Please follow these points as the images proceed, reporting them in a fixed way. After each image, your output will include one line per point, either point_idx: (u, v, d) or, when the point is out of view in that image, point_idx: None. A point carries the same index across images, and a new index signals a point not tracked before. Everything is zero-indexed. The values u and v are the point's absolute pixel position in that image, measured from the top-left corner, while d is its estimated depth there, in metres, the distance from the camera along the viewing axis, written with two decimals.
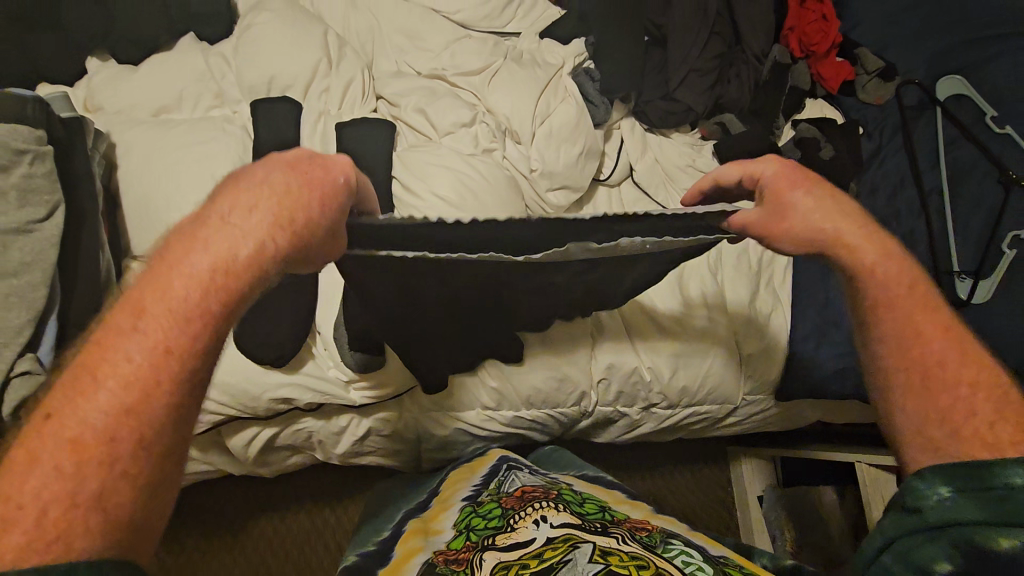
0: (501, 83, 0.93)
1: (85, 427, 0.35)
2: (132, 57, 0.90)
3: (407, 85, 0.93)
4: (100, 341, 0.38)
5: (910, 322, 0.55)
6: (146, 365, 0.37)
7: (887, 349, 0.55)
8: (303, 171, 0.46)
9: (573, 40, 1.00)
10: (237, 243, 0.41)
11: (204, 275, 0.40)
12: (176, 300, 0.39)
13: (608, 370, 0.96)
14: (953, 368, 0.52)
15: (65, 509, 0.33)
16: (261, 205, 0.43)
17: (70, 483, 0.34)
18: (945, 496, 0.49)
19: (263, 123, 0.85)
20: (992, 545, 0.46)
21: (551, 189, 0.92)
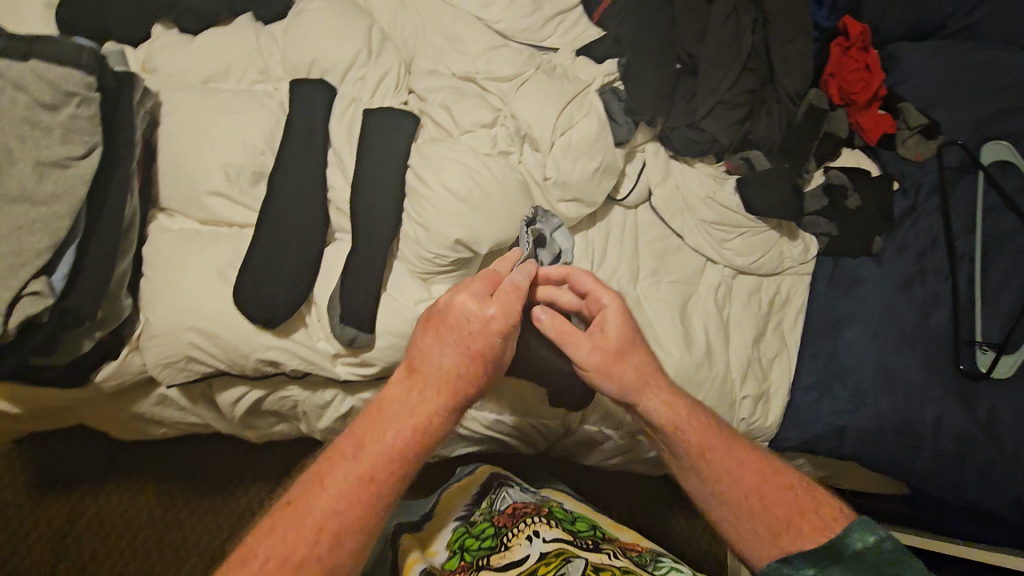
0: (528, 92, 0.95)
1: (332, 505, 0.60)
2: (192, 27, 0.97)
3: (436, 82, 0.96)
4: (335, 459, 0.63)
5: (712, 462, 0.65)
6: (362, 467, 0.62)
7: (719, 480, 0.64)
8: (447, 329, 0.67)
9: (607, 59, 1.01)
10: (406, 412, 0.65)
11: (420, 421, 0.65)
12: (397, 428, 0.65)
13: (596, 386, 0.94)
14: (778, 484, 0.63)
15: (303, 532, 0.59)
16: (426, 413, 0.66)
17: (310, 537, 0.59)
18: (812, 574, 0.56)
19: (298, 103, 0.90)
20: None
21: (562, 199, 0.94)
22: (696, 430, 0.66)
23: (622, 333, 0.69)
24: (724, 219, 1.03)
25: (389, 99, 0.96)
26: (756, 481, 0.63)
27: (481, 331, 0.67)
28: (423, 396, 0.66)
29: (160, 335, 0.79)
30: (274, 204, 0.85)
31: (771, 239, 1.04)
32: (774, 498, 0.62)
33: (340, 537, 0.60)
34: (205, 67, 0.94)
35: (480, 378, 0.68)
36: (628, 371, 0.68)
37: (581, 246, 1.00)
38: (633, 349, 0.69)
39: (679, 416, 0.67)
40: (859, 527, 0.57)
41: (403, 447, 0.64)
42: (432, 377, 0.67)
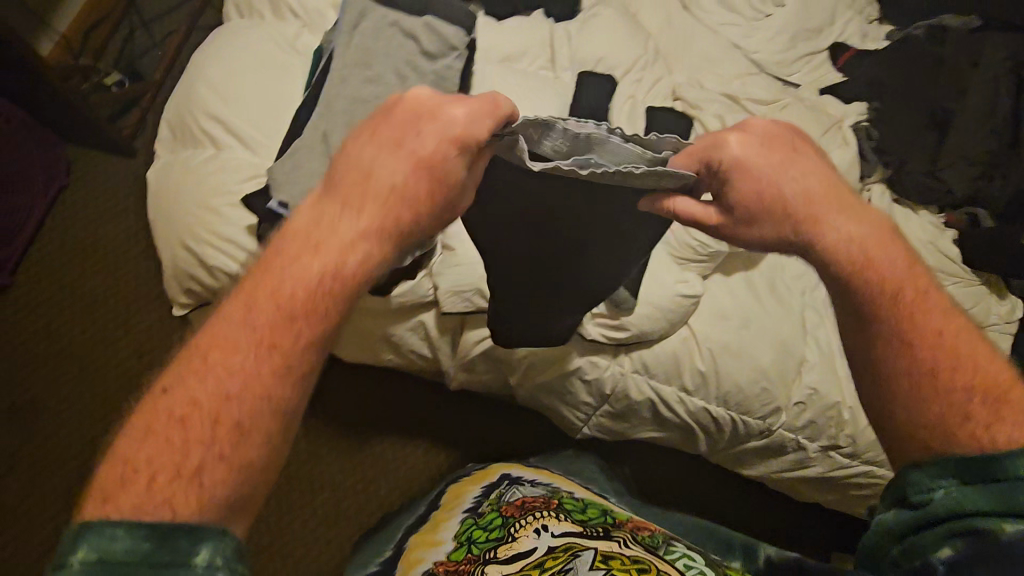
0: (789, 115, 1.04)
1: (230, 386, 0.43)
2: (498, 13, 1.10)
3: (708, 95, 1.07)
4: (223, 322, 0.46)
5: (906, 308, 0.55)
6: (260, 324, 0.45)
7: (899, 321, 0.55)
8: (401, 130, 0.54)
9: (855, 101, 1.11)
10: (321, 246, 0.49)
11: (339, 249, 0.49)
12: (306, 271, 0.48)
13: (810, 395, 0.99)
14: (970, 349, 0.52)
15: (196, 417, 0.42)
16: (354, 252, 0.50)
17: (207, 431, 0.42)
18: (948, 487, 0.46)
19: (588, 91, 1.01)
20: (995, 529, 0.42)
21: None
22: (886, 259, 0.58)
23: (757, 149, 0.63)
24: (943, 266, 1.06)
25: (659, 101, 1.05)
26: (943, 323, 0.54)
27: (429, 135, 0.54)
28: (351, 220, 0.51)
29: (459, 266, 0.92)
30: None
31: (982, 294, 1.07)
32: (968, 369, 0.51)
33: (245, 426, 0.43)
34: (506, 48, 1.06)
35: (428, 204, 0.54)
36: (780, 186, 0.62)
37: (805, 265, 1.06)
38: (797, 160, 0.64)
39: (864, 238, 0.60)
40: None
41: (327, 295, 0.48)
42: (360, 193, 0.52)
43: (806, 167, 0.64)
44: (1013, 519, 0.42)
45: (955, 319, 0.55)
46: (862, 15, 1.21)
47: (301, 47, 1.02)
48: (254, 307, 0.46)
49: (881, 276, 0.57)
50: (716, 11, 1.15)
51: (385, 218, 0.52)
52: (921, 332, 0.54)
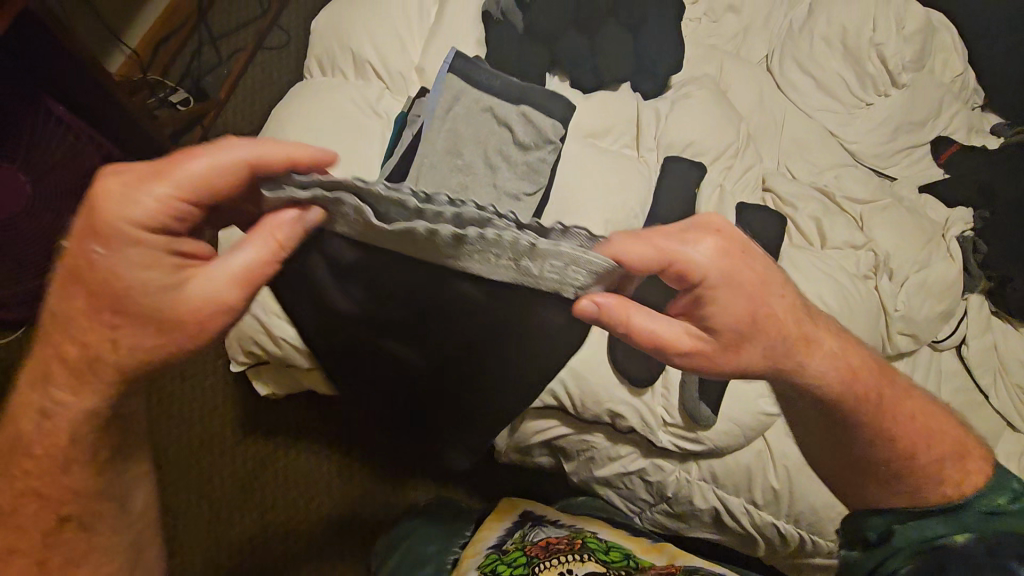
0: (890, 220, 0.97)
1: (37, 489, 0.53)
2: (585, 83, 1.02)
3: (801, 190, 0.99)
4: (24, 425, 0.53)
5: (889, 402, 0.63)
6: (58, 426, 0.53)
7: (888, 419, 0.63)
8: (120, 207, 0.49)
9: (959, 206, 1.03)
10: (107, 315, 0.50)
11: (129, 344, 0.50)
12: (84, 369, 0.51)
13: None
14: (931, 424, 0.65)
15: (21, 512, 0.53)
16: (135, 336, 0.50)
17: (32, 517, 0.53)
18: (899, 522, 0.62)
19: (677, 181, 0.96)
20: (948, 542, 0.58)
21: (901, 333, 0.93)
22: (864, 367, 0.63)
23: (729, 255, 0.57)
24: None
25: (748, 193, 1.00)
26: (918, 414, 0.65)
27: (147, 209, 0.49)
28: (89, 296, 0.49)
29: None
30: None
31: None
32: (937, 439, 0.64)
33: (61, 515, 0.54)
34: (591, 124, 1.00)
35: (158, 280, 0.50)
36: (772, 305, 0.59)
37: None
38: (750, 270, 0.57)
39: (848, 353, 0.63)
40: (985, 493, 0.60)
41: (108, 381, 0.52)
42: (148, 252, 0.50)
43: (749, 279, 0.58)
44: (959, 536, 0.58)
45: (918, 398, 0.67)
46: (967, 106, 1.14)
47: (381, 110, 0.99)
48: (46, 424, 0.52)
49: (869, 372, 0.63)
50: (813, 95, 1.09)
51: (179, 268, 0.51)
52: (902, 424, 0.63)
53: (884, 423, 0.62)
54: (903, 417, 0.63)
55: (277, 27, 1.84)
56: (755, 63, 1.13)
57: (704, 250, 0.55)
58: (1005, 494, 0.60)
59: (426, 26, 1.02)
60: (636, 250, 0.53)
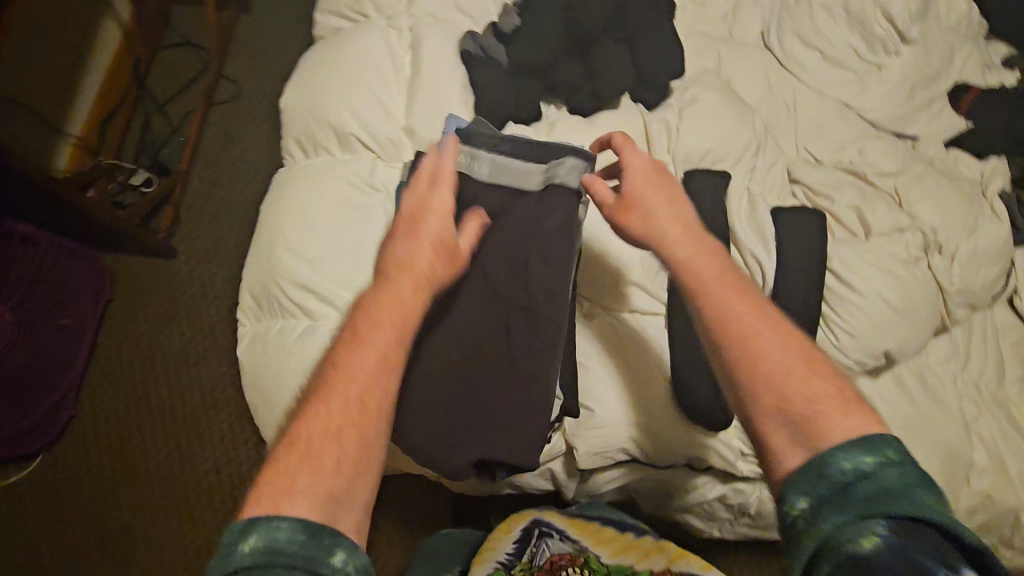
0: (928, 191, 0.93)
1: (316, 450, 0.48)
2: (585, 106, 0.95)
3: (831, 177, 0.95)
4: (325, 389, 0.51)
5: (757, 329, 0.55)
6: (359, 360, 0.52)
7: (771, 350, 0.54)
8: (419, 193, 0.65)
9: (990, 156, 1.00)
10: (398, 291, 0.58)
11: (397, 300, 0.57)
12: (369, 338, 0.54)
13: (982, 502, 0.91)
14: (809, 374, 0.52)
15: (322, 448, 0.48)
16: (381, 380, 0.52)
17: (325, 440, 0.48)
18: (808, 505, 0.45)
19: (704, 196, 0.90)
20: (851, 547, 0.41)
21: (957, 304, 0.91)
22: (724, 293, 0.59)
23: (645, 167, 0.70)
24: None
25: (776, 190, 0.95)
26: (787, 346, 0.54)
27: (444, 198, 0.64)
28: (412, 288, 0.59)
29: (598, 426, 0.82)
30: (687, 302, 0.84)
31: None
32: (815, 387, 0.50)
33: (341, 432, 0.49)
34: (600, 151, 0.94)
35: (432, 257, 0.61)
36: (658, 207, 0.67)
37: (951, 347, 0.96)
38: (752, 307, 0.57)
39: (719, 284, 0.59)
40: (864, 448, 0.45)
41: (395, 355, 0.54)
42: (388, 291, 0.58)
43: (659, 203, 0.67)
44: (877, 527, 0.41)
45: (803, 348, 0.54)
46: (976, 45, 1.09)
47: (378, 183, 0.90)
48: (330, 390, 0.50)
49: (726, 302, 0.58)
50: (819, 70, 1.04)
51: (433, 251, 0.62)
52: (772, 359, 0.53)
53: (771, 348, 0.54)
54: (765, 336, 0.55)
55: (224, 78, 1.56)
56: (753, 45, 1.06)
57: (637, 155, 0.71)
58: (888, 449, 0.45)
59: (405, 80, 0.94)
60: (601, 146, 0.73)
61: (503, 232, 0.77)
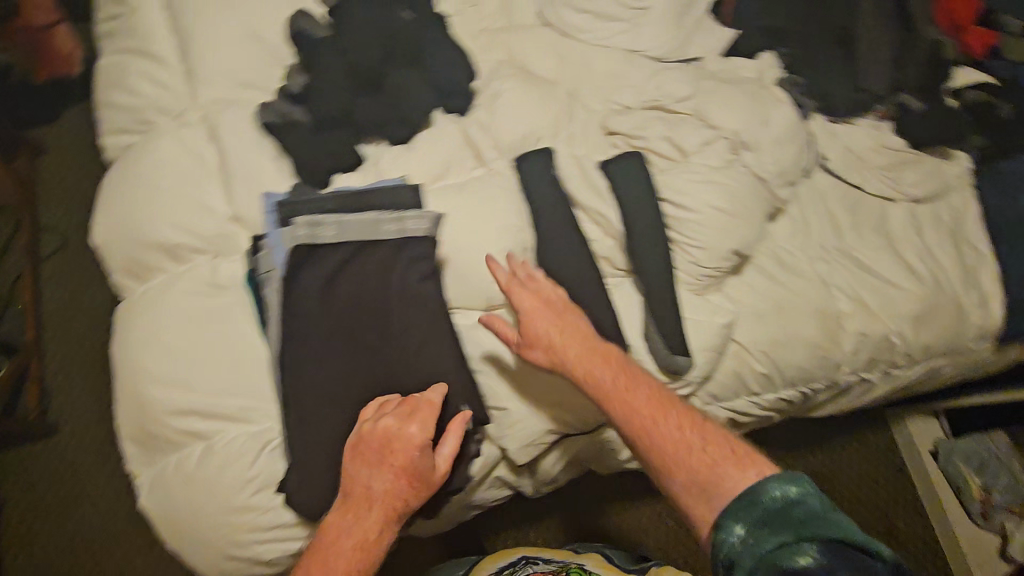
0: (721, 101, 1.04)
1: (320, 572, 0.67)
2: (401, 134, 0.98)
3: (640, 117, 1.02)
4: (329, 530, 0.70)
5: (631, 388, 0.80)
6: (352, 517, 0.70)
7: (642, 416, 0.77)
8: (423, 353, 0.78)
9: (760, 53, 1.13)
10: (377, 465, 0.71)
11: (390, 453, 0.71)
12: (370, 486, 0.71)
13: (862, 339, 1.03)
14: (693, 433, 0.76)
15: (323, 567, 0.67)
16: (368, 524, 0.69)
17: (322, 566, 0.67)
18: (743, 532, 0.65)
19: (536, 176, 0.96)
20: (794, 560, 0.60)
21: (781, 186, 1.02)
22: (618, 373, 0.81)
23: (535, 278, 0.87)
24: (894, 161, 1.15)
25: (599, 146, 1.02)
26: (653, 403, 0.78)
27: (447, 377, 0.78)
28: (397, 433, 0.71)
29: (522, 419, 0.87)
30: (559, 276, 0.92)
31: (937, 166, 1.16)
32: (706, 445, 0.74)
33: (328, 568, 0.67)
34: (433, 168, 0.98)
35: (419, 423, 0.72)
36: (540, 316, 0.85)
37: (790, 225, 1.10)
38: (658, 417, 0.77)
39: (583, 353, 0.83)
40: (779, 480, 0.68)
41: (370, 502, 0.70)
42: (354, 508, 0.70)
43: (552, 325, 0.84)
44: (802, 551, 0.60)
45: (667, 400, 0.79)
46: None
47: (225, 280, 0.87)
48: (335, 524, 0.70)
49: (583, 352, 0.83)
50: (597, 27, 1.12)
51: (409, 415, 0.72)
52: (664, 425, 0.77)
53: (631, 414, 0.78)
54: (640, 401, 0.79)
55: (44, 230, 1.41)
56: (534, 25, 1.14)
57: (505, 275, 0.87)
58: (798, 482, 0.68)
59: (217, 172, 0.92)
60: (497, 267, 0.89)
61: (361, 294, 0.80)
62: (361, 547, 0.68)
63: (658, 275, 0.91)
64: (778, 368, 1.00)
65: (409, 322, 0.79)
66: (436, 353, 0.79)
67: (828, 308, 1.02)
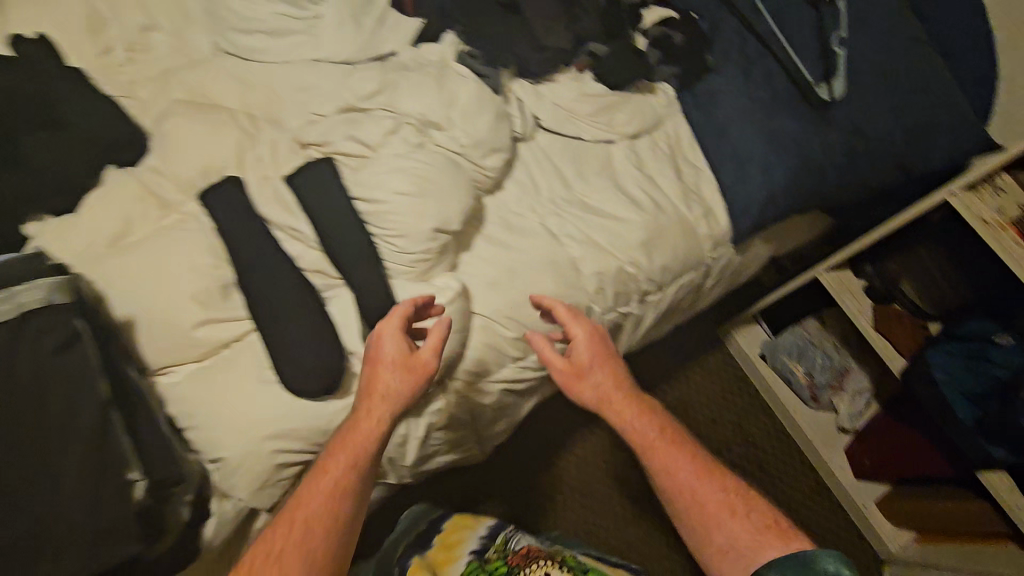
0: (405, 90, 1.04)
1: (278, 543, 0.70)
2: (65, 203, 0.92)
3: (326, 125, 1.00)
4: (288, 513, 0.74)
5: (665, 419, 0.90)
6: (321, 487, 0.76)
7: (665, 460, 0.86)
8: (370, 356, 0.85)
9: (444, 36, 1.13)
10: (364, 427, 0.80)
11: (362, 441, 0.80)
12: (335, 468, 0.77)
13: (600, 279, 1.07)
14: (706, 485, 0.85)
15: (287, 556, 0.69)
16: (332, 503, 0.75)
17: (300, 529, 0.72)
18: None
19: (220, 209, 0.91)
20: None
21: (484, 156, 1.04)
22: (641, 428, 0.89)
23: (594, 344, 0.95)
24: (601, 106, 1.20)
25: (292, 162, 1.00)
26: (674, 449, 0.87)
27: (397, 372, 0.84)
28: (373, 421, 0.81)
29: (243, 462, 0.81)
30: (261, 303, 0.88)
31: (641, 102, 1.24)
32: (715, 498, 0.83)
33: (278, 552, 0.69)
34: (108, 227, 0.91)
35: (387, 398, 0.83)
36: (595, 376, 0.93)
37: (516, 189, 1.12)
38: (660, 429, 0.89)
39: (606, 390, 0.93)
40: (831, 555, 0.71)
41: (306, 523, 0.72)
42: (363, 416, 0.81)
43: (604, 377, 0.94)
44: None
45: (704, 464, 0.87)
46: None
47: None
48: (298, 502, 0.74)
49: (608, 376, 0.93)
50: (276, 44, 1.09)
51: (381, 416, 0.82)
52: (693, 461, 0.86)
53: (653, 456, 0.87)
54: (631, 431, 0.89)
55: None
56: (212, 56, 1.09)
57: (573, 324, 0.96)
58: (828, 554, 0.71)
59: None
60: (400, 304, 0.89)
61: None
62: (353, 453, 0.78)
63: (363, 271, 0.91)
64: (527, 329, 1.02)
65: (47, 393, 0.71)
66: (93, 417, 0.71)
67: (557, 258, 1.06)
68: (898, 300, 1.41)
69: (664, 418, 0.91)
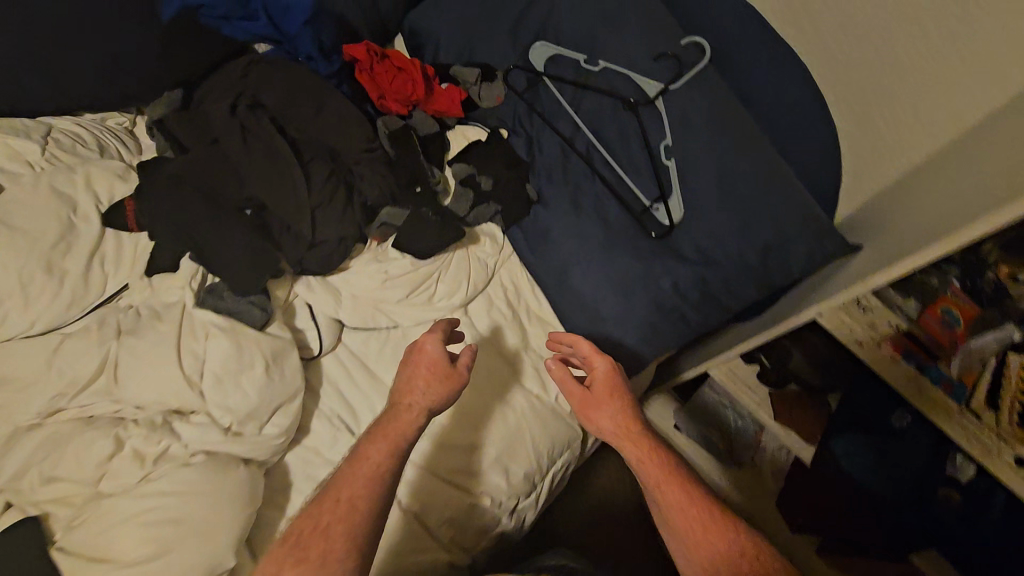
0: (131, 368, 0.76)
1: (314, 525, 0.66)
2: None
3: (20, 453, 0.71)
4: (325, 498, 0.69)
5: (668, 455, 0.83)
6: (362, 469, 0.71)
7: (672, 499, 0.78)
8: (413, 353, 0.83)
9: (181, 260, 0.85)
10: (405, 415, 0.77)
11: (404, 427, 0.76)
12: (377, 450, 0.73)
13: (453, 524, 0.87)
14: (722, 533, 0.75)
15: (332, 529, 0.65)
16: (371, 493, 0.69)
17: (336, 514, 0.67)
18: None
19: None
20: None
21: (265, 424, 0.81)
22: (657, 458, 0.82)
23: (603, 377, 0.90)
24: (414, 284, 0.98)
25: None
26: (687, 485, 0.79)
27: (432, 366, 0.80)
28: (416, 411, 0.77)
29: None
30: None
31: (462, 259, 1.02)
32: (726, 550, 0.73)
33: (327, 529, 0.65)
34: None
35: (425, 398, 0.78)
36: (603, 407, 0.88)
37: (332, 427, 0.90)
38: (679, 472, 0.81)
39: (619, 422, 0.86)
40: None
41: (345, 500, 0.68)
42: (401, 415, 0.77)
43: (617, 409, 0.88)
44: None
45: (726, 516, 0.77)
46: (112, 156, 0.96)
47: None
48: (339, 482, 0.70)
49: (613, 405, 0.87)
50: None
51: (426, 409, 0.78)
52: (696, 501, 0.78)
53: (663, 488, 0.79)
54: (644, 465, 0.82)
55: None
56: None
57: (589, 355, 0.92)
58: None
59: None
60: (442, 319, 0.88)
61: None
62: (393, 443, 0.74)
63: None
64: None
65: None
66: None
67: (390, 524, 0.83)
68: (793, 381, 1.32)
69: (678, 459, 0.83)
